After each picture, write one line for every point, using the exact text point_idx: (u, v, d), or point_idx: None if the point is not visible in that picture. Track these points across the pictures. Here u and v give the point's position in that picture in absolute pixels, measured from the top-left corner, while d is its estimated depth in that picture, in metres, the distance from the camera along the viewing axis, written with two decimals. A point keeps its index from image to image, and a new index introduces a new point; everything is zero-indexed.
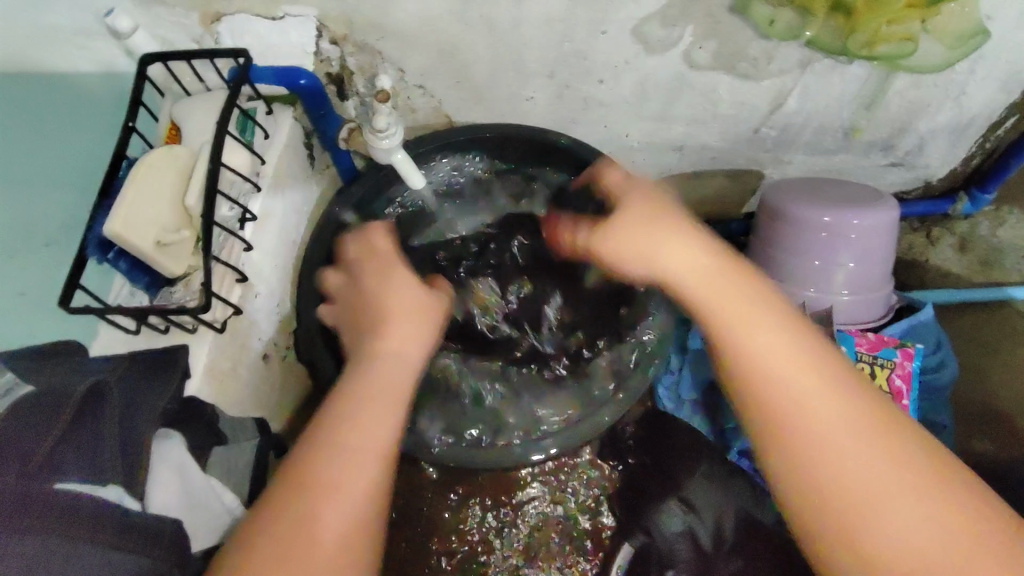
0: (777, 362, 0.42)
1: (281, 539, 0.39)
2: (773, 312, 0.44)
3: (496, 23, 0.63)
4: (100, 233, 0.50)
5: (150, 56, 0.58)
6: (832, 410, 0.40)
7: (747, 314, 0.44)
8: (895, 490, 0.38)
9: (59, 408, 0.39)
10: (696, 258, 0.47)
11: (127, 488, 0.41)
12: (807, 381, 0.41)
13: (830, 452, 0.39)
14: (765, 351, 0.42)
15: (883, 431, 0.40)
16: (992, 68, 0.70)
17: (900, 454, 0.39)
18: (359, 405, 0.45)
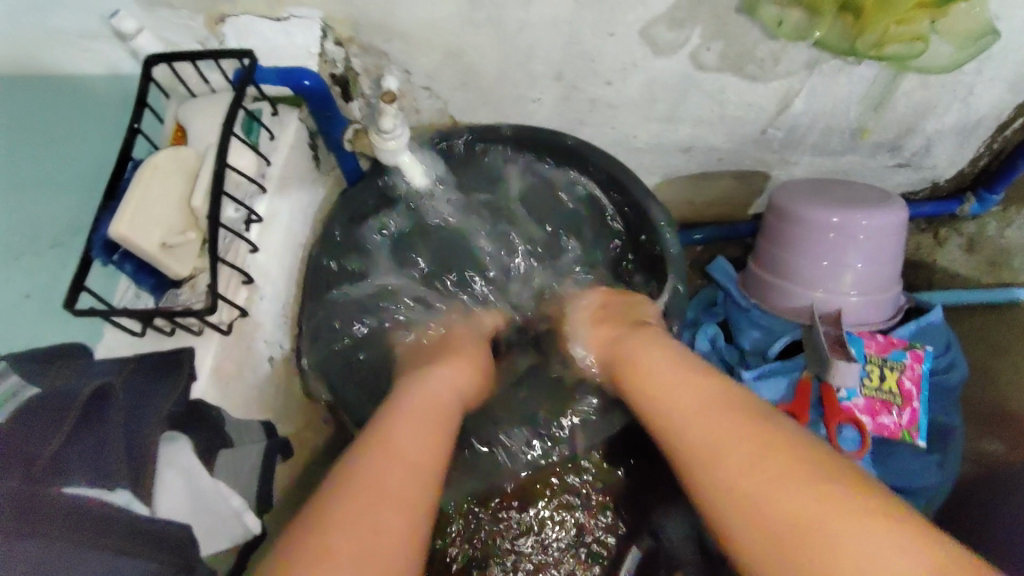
0: (676, 418, 0.52)
1: (332, 520, 0.42)
2: (672, 367, 0.57)
3: (501, 25, 0.63)
4: (106, 235, 0.50)
5: (155, 57, 0.58)
6: (714, 430, 0.49)
7: (653, 373, 0.57)
8: (766, 489, 0.44)
9: (64, 410, 0.38)
10: (608, 337, 0.66)
11: (134, 492, 0.40)
12: (695, 410, 0.51)
13: (715, 460, 0.47)
14: (664, 398, 0.54)
15: (759, 441, 0.47)
16: (1001, 68, 0.69)
17: (773, 456, 0.45)
18: (399, 423, 0.51)
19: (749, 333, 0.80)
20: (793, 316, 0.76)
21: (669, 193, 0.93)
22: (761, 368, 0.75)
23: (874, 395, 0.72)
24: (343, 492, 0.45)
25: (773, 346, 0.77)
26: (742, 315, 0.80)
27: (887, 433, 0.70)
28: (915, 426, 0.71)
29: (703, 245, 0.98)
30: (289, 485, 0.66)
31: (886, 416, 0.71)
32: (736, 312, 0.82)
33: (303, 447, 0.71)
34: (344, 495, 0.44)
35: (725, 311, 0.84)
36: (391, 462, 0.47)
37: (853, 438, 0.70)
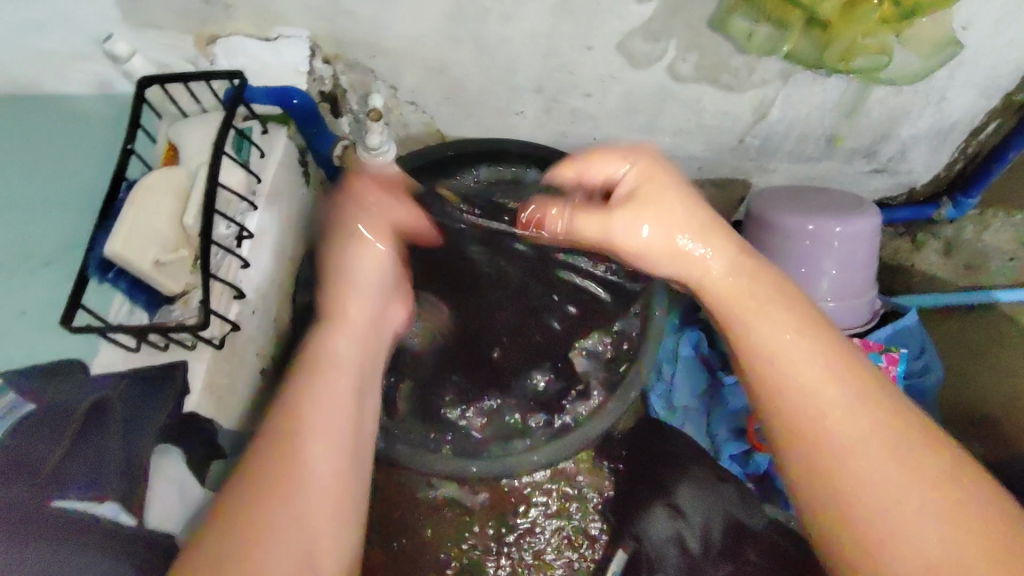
0: (797, 368, 0.48)
1: (243, 524, 0.46)
2: (802, 326, 0.49)
3: (483, 40, 0.65)
4: (101, 253, 0.52)
5: (147, 78, 0.60)
6: (854, 421, 0.45)
7: (780, 330, 0.49)
8: (920, 505, 0.42)
9: (66, 422, 0.41)
10: (731, 268, 0.53)
11: (123, 504, 0.42)
12: (835, 391, 0.46)
13: (858, 456, 0.44)
14: (796, 367, 0.48)
15: (898, 436, 0.44)
16: (969, 75, 0.72)
17: (915, 456, 0.44)
18: (307, 414, 0.52)
19: None
20: None
21: None
22: None
23: None
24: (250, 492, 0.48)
25: None
26: None
27: None
28: None
29: None
30: None
31: None
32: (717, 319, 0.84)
33: None
34: (255, 491, 0.48)
35: None
36: (287, 470, 0.49)
37: None
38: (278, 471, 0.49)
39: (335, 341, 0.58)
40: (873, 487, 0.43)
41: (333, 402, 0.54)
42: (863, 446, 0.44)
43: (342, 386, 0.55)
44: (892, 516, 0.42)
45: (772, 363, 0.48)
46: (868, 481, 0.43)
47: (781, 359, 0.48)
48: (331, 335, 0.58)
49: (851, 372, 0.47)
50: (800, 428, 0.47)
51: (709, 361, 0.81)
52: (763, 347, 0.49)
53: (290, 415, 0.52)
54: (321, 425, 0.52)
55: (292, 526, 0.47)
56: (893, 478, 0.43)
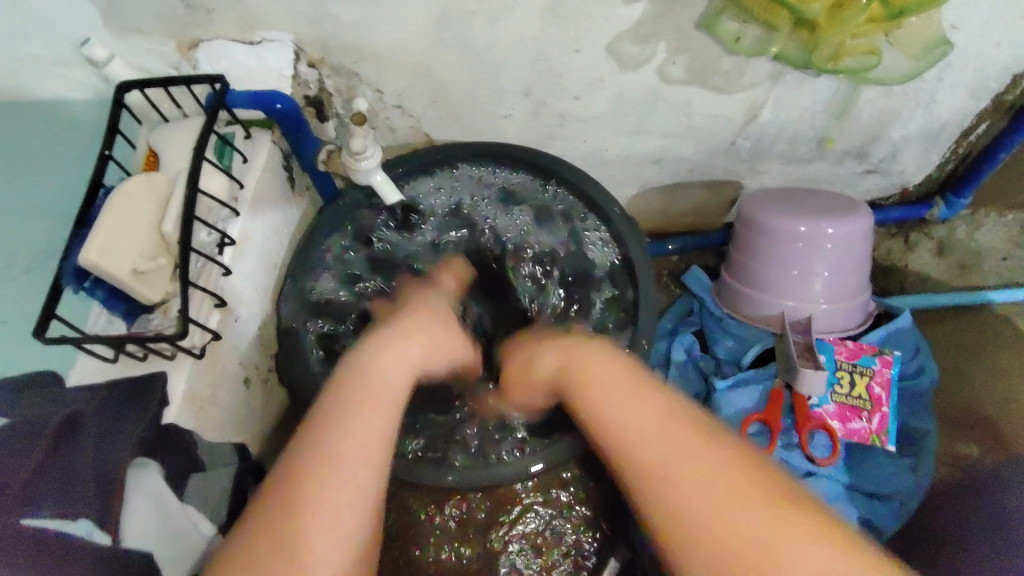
0: (621, 425, 0.48)
1: (263, 544, 0.40)
2: (622, 375, 0.52)
3: (470, 44, 0.64)
4: (77, 263, 0.50)
5: (126, 83, 0.59)
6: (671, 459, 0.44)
7: (601, 386, 0.52)
8: (753, 521, 0.39)
9: (35, 439, 0.39)
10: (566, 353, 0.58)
11: (97, 522, 0.40)
12: (632, 413, 0.48)
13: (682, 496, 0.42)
14: (635, 427, 0.47)
15: (716, 467, 0.43)
16: (960, 75, 0.71)
17: (734, 482, 0.42)
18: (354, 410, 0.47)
19: (722, 341, 0.80)
20: (764, 324, 0.77)
21: (643, 204, 0.94)
22: (734, 377, 0.76)
23: (844, 401, 0.73)
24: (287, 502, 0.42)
25: (747, 354, 0.78)
26: (715, 324, 0.82)
27: (857, 438, 0.72)
28: (884, 430, 0.72)
29: (679, 253, 0.98)
30: None
31: (856, 421, 0.72)
32: (709, 321, 0.83)
33: None
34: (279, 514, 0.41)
35: (700, 320, 0.85)
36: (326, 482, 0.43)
37: (825, 444, 0.73)
38: (324, 464, 0.43)
39: (382, 361, 0.52)
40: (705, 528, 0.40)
41: (388, 399, 0.49)
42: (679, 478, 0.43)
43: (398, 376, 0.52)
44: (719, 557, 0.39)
45: (603, 424, 0.49)
46: (701, 519, 0.41)
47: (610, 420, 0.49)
48: (376, 347, 0.54)
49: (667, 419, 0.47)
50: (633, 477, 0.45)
51: (701, 365, 0.81)
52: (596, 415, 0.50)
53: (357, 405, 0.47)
54: (367, 423, 0.47)
55: (327, 510, 0.42)
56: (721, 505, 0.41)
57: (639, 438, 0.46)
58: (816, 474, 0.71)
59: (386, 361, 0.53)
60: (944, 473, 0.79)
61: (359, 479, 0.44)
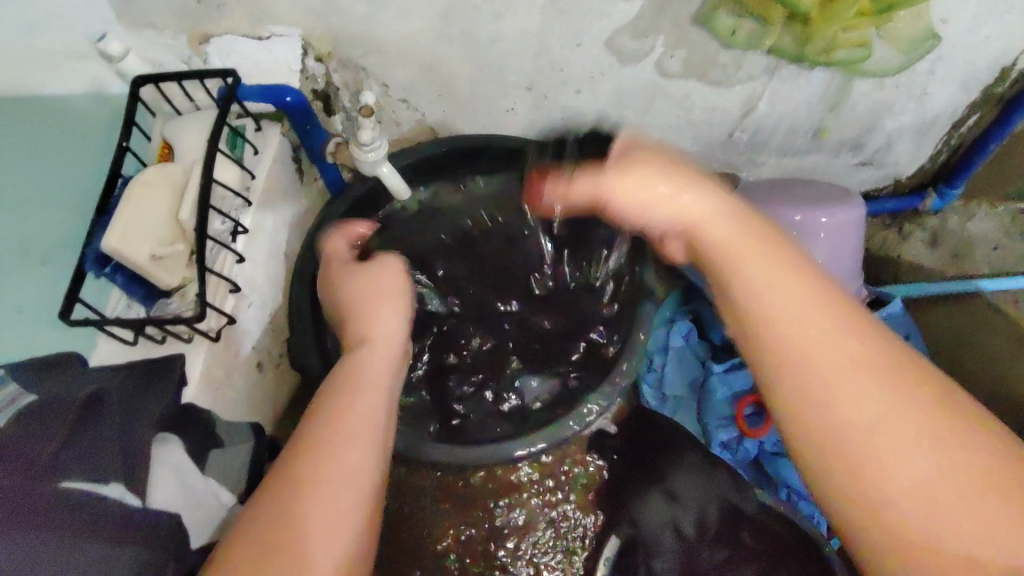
0: (823, 373, 0.40)
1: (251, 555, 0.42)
2: (814, 302, 0.42)
3: (474, 38, 0.66)
4: (98, 249, 0.53)
5: (141, 77, 0.61)
6: (883, 420, 0.39)
7: (781, 304, 0.43)
8: (964, 509, 0.37)
9: (61, 413, 0.41)
10: (711, 213, 0.46)
11: (127, 485, 0.43)
12: (834, 363, 0.40)
13: (839, 401, 0.40)
14: (820, 366, 0.41)
15: (933, 439, 0.38)
16: (949, 69, 0.73)
17: (946, 450, 0.38)
18: (324, 423, 0.47)
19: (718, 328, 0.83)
20: None
21: None
22: (730, 362, 0.80)
23: None
24: (280, 501, 0.44)
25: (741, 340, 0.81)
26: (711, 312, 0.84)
27: None
28: None
29: None
30: None
31: None
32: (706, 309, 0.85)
33: None
34: (269, 503, 0.44)
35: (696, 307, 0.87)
36: (320, 474, 0.45)
37: None
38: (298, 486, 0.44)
39: (364, 365, 0.51)
40: (894, 508, 0.38)
41: (363, 402, 0.49)
42: (888, 447, 0.38)
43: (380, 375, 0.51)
44: (902, 526, 0.38)
45: (794, 363, 0.41)
46: (891, 488, 0.38)
47: (801, 368, 0.41)
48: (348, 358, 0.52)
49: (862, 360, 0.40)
50: (819, 436, 0.40)
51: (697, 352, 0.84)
52: (778, 339, 0.42)
53: (333, 412, 0.48)
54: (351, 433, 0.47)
55: (321, 511, 0.44)
56: (915, 471, 0.38)
57: (834, 394, 0.40)
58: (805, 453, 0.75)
59: (359, 359, 0.51)
60: None
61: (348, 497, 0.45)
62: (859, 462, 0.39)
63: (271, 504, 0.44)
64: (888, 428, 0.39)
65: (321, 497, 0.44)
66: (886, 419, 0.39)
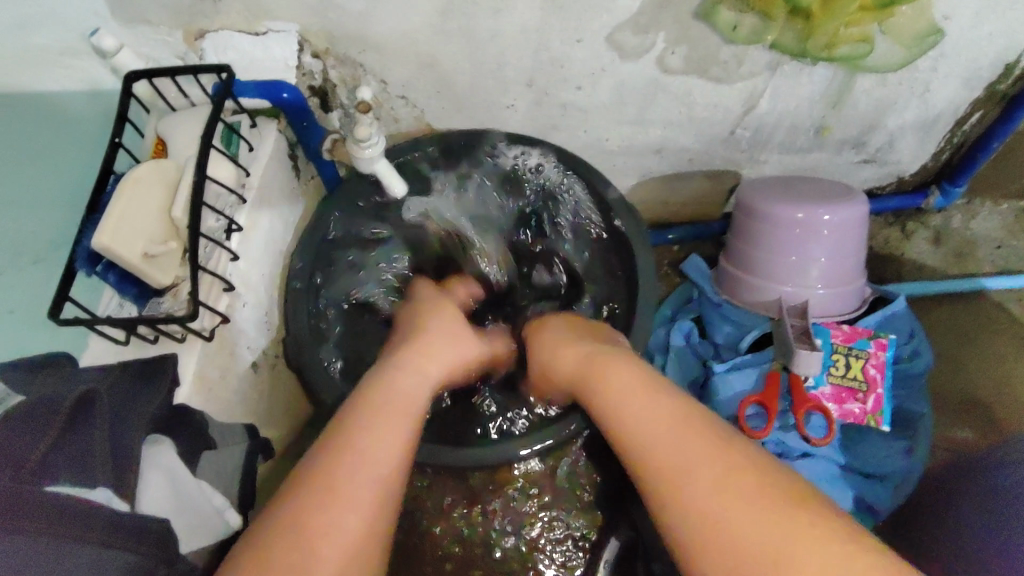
0: (663, 464, 0.47)
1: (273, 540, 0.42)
2: (654, 405, 0.51)
3: (473, 34, 0.65)
4: (89, 247, 0.52)
5: (135, 73, 0.59)
6: (713, 496, 0.43)
7: (630, 413, 0.52)
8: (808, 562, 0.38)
9: (50, 417, 0.40)
10: (581, 357, 0.61)
11: (115, 489, 0.42)
12: (672, 446, 0.47)
13: (678, 493, 0.45)
14: (658, 453, 0.48)
15: (765, 507, 0.42)
16: (954, 66, 0.72)
17: (773, 508, 0.42)
18: (364, 419, 0.51)
19: (721, 327, 0.81)
20: (762, 310, 0.78)
21: (643, 195, 0.95)
22: (731, 361, 0.77)
23: (840, 383, 0.75)
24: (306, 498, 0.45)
25: (744, 338, 0.79)
26: (714, 310, 0.83)
27: (852, 419, 0.73)
28: (879, 412, 0.73)
29: (679, 243, 0.99)
30: (272, 486, 0.68)
31: (851, 402, 0.74)
32: (708, 308, 0.84)
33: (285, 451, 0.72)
34: (297, 499, 0.45)
35: (699, 308, 0.85)
36: (343, 480, 0.46)
37: (821, 425, 0.74)
38: (330, 490, 0.45)
39: (400, 378, 0.56)
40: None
41: (399, 408, 0.53)
42: (728, 521, 0.42)
43: (414, 390, 0.56)
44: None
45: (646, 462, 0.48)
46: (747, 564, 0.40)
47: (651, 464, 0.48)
48: (383, 367, 0.58)
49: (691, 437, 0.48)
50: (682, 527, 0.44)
51: (700, 351, 0.82)
52: (630, 444, 0.50)
53: (372, 409, 0.52)
54: (381, 437, 0.50)
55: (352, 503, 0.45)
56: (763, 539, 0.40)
57: (676, 486, 0.45)
58: (814, 454, 0.73)
59: (399, 375, 0.57)
60: (937, 455, 0.81)
61: (380, 491, 0.47)
62: (713, 541, 0.42)
63: (296, 504, 0.45)
64: (719, 503, 0.43)
65: (343, 501, 0.45)
66: (717, 495, 0.43)
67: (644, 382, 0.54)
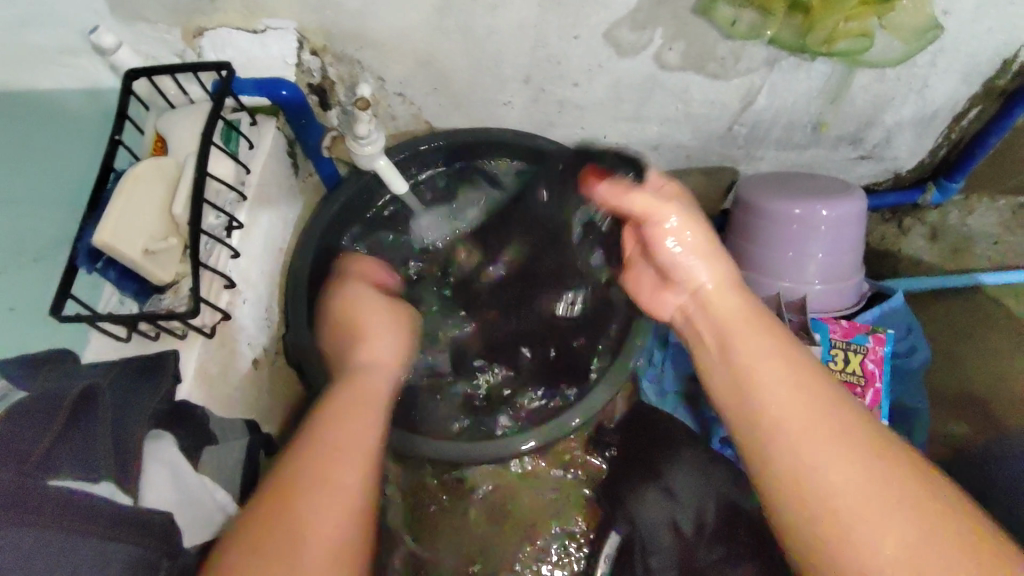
0: (808, 439, 0.43)
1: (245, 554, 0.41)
2: (803, 374, 0.46)
3: (471, 31, 0.65)
4: (89, 244, 0.52)
5: (134, 70, 0.60)
6: (867, 492, 0.40)
7: (773, 374, 0.46)
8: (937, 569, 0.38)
9: (52, 413, 0.40)
10: (724, 286, 0.53)
11: (118, 484, 0.42)
12: (823, 426, 0.43)
13: (821, 473, 0.42)
14: (805, 428, 0.43)
15: (912, 513, 0.39)
16: (951, 61, 0.73)
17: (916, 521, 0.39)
18: (331, 416, 0.49)
19: None
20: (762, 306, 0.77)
21: None
22: None
23: (838, 377, 0.73)
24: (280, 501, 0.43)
25: None
26: None
27: None
28: (877, 406, 0.72)
29: None
30: None
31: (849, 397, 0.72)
32: None
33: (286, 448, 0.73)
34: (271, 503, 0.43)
35: None
36: (300, 482, 0.44)
37: None
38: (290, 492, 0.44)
39: (374, 372, 0.55)
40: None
41: (360, 398, 0.51)
42: (875, 526, 0.39)
43: (381, 382, 0.54)
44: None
45: (786, 433, 0.44)
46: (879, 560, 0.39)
47: (797, 439, 0.43)
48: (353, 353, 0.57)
49: (848, 430, 0.43)
50: (817, 506, 0.41)
51: None
52: (769, 409, 0.45)
53: (348, 403, 0.50)
54: (352, 431, 0.48)
55: (323, 506, 0.43)
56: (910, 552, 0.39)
57: (825, 469, 0.42)
58: None
59: (368, 367, 0.55)
60: (935, 451, 0.82)
61: (350, 489, 0.45)
62: (853, 534, 0.40)
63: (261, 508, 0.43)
64: (875, 506, 0.40)
65: (302, 506, 0.43)
66: (879, 495, 0.40)
67: (791, 349, 0.48)
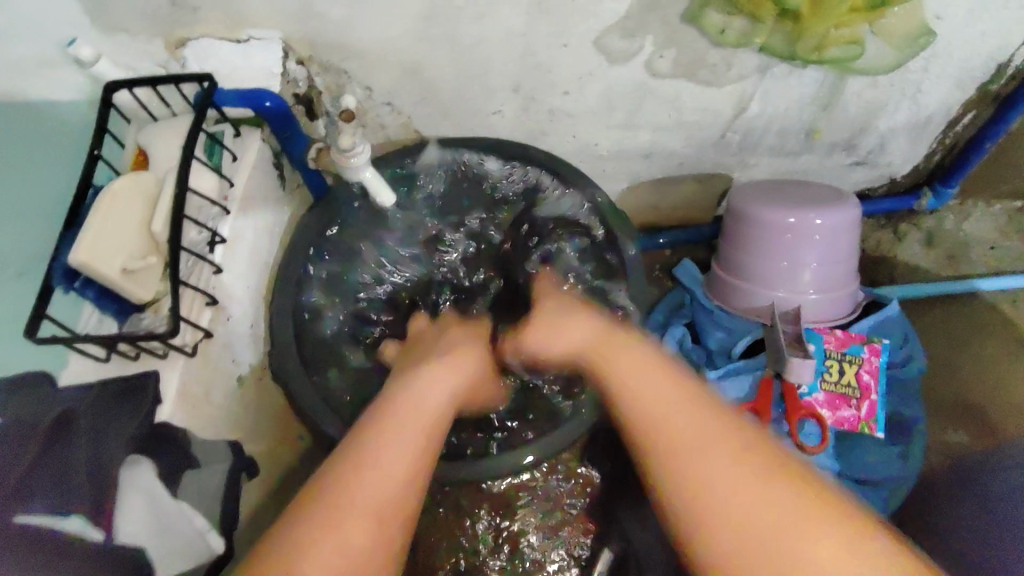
0: (684, 440, 0.44)
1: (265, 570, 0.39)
2: (675, 386, 0.49)
3: (457, 40, 0.64)
4: (66, 263, 0.51)
5: (115, 82, 0.58)
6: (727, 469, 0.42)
7: (652, 397, 0.48)
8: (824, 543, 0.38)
9: (27, 440, 0.39)
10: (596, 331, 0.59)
11: (91, 518, 0.42)
12: (696, 424, 0.45)
13: (702, 475, 0.42)
14: (683, 429, 0.45)
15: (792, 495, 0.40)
16: (945, 66, 0.72)
17: (793, 498, 0.40)
18: (367, 434, 0.48)
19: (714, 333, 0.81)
20: (755, 316, 0.77)
21: (634, 200, 0.94)
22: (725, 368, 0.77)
23: (833, 389, 0.74)
24: (322, 506, 0.42)
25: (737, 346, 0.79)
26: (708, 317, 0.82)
27: (847, 426, 0.73)
28: (873, 418, 0.72)
29: (671, 247, 0.99)
30: (261, 502, 0.67)
31: (845, 409, 0.73)
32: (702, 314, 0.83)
33: (274, 466, 0.71)
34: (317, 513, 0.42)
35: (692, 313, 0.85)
36: (353, 491, 0.43)
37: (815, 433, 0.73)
38: (333, 503, 0.42)
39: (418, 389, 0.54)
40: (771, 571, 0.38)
41: (413, 417, 0.50)
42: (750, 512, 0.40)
43: (435, 399, 0.53)
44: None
45: (671, 439, 0.45)
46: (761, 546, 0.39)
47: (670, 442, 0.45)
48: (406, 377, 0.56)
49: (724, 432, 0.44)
50: (698, 506, 0.41)
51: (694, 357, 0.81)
52: (646, 423, 0.47)
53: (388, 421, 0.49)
54: (395, 447, 0.47)
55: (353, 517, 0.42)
56: (793, 543, 0.38)
57: (701, 469, 0.42)
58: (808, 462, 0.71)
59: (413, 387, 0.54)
60: (934, 460, 0.81)
61: (387, 491, 0.44)
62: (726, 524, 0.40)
63: (290, 535, 0.41)
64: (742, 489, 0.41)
65: (337, 522, 0.41)
66: (746, 481, 0.41)
67: (667, 371, 0.51)
